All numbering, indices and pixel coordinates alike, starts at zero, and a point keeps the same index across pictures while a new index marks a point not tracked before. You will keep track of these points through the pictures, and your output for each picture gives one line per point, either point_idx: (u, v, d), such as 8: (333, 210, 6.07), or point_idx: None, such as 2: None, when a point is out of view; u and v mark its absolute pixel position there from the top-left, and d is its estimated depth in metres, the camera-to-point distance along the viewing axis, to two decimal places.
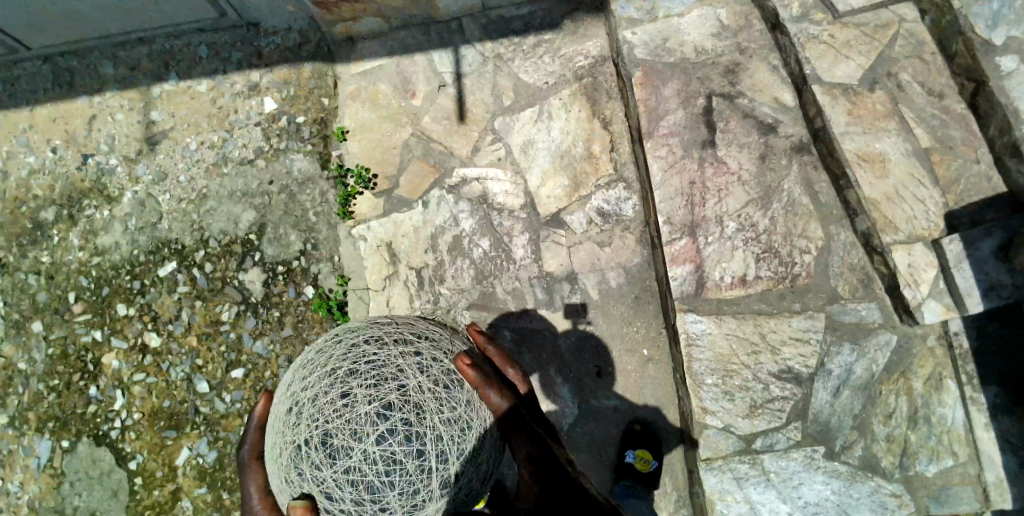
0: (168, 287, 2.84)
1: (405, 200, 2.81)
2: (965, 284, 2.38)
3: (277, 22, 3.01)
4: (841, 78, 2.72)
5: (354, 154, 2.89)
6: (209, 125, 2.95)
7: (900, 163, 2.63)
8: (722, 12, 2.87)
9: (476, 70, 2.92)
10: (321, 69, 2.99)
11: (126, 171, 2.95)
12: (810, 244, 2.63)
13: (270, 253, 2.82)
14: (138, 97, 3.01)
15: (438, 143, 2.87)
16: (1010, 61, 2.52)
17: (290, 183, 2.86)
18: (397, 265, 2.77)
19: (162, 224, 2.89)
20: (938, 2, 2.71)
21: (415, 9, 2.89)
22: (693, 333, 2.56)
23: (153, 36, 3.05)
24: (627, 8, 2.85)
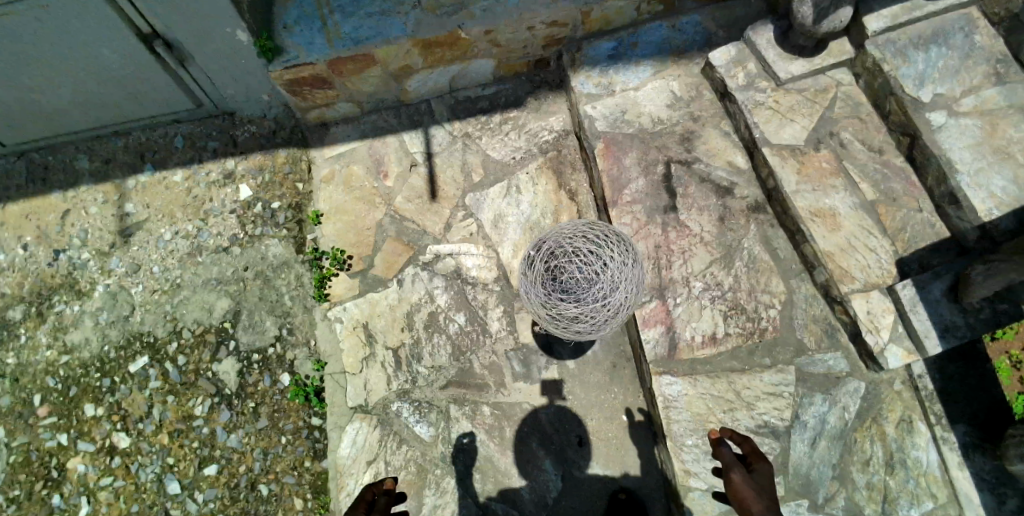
0: (139, 384, 2.79)
1: (380, 279, 2.86)
2: (922, 327, 2.52)
3: (252, 111, 3.11)
4: (787, 140, 2.90)
5: (328, 236, 2.95)
6: (184, 214, 2.99)
7: (849, 216, 2.79)
8: (674, 85, 3.08)
9: (445, 149, 3.05)
10: (295, 154, 3.09)
11: (98, 263, 2.94)
12: (774, 299, 2.73)
13: (245, 340, 2.81)
14: (112, 190, 3.05)
15: (412, 221, 2.94)
16: (938, 116, 2.78)
17: (265, 268, 2.89)
18: (374, 346, 2.78)
19: (134, 317, 2.86)
20: (869, 67, 2.94)
21: (386, 92, 3.04)
22: (670, 395, 2.60)
23: (128, 130, 3.11)
24: (586, 84, 3.03)
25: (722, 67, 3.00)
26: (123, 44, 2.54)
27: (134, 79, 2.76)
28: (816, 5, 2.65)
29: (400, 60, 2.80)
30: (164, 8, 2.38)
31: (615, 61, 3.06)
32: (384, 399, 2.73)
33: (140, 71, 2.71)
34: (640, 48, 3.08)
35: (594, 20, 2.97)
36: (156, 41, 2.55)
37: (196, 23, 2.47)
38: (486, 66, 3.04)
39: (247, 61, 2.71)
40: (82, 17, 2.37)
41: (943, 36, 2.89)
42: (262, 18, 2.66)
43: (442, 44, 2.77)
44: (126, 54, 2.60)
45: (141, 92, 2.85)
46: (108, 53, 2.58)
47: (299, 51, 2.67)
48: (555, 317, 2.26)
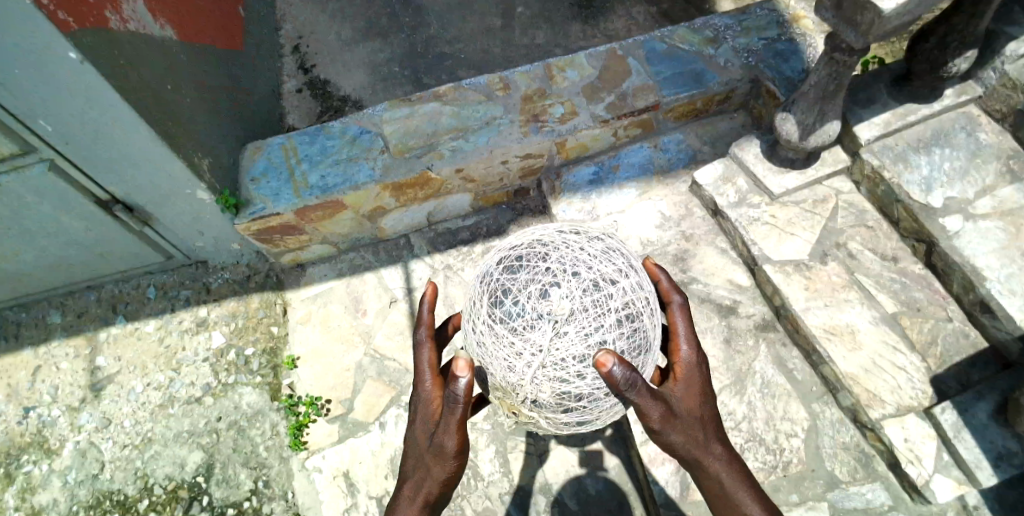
0: None
1: (361, 423, 2.67)
2: (970, 457, 2.29)
3: (223, 258, 3.07)
4: (789, 255, 2.72)
5: (306, 380, 2.79)
6: (156, 364, 2.88)
7: (871, 333, 2.58)
8: (662, 204, 2.97)
9: (426, 283, 2.95)
10: (270, 298, 3.01)
11: (68, 420, 2.80)
12: (795, 426, 2.53)
13: (218, 495, 2.60)
14: (84, 343, 2.97)
15: (392, 359, 2.79)
16: (954, 221, 2.61)
17: (239, 418, 2.72)
18: (356, 496, 2.54)
19: (103, 475, 2.68)
20: (869, 174, 2.83)
21: (360, 232, 2.99)
22: None
23: (101, 283, 3.09)
24: (567, 211, 2.93)
25: (710, 186, 2.89)
26: (82, 212, 2.54)
27: (100, 241, 2.75)
28: (800, 123, 2.56)
29: (372, 203, 2.78)
30: (117, 178, 2.42)
31: (597, 185, 2.99)
32: None
33: (108, 236, 2.72)
34: (623, 170, 3.02)
35: (571, 148, 2.95)
36: (115, 205, 2.56)
37: (159, 185, 2.50)
38: (463, 200, 2.99)
39: (214, 216, 2.71)
40: (41, 198, 2.41)
41: (944, 135, 2.81)
42: (230, 177, 2.72)
43: (411, 184, 2.75)
44: (90, 222, 2.62)
45: (108, 249, 2.82)
46: (65, 218, 2.56)
47: (266, 202, 2.65)
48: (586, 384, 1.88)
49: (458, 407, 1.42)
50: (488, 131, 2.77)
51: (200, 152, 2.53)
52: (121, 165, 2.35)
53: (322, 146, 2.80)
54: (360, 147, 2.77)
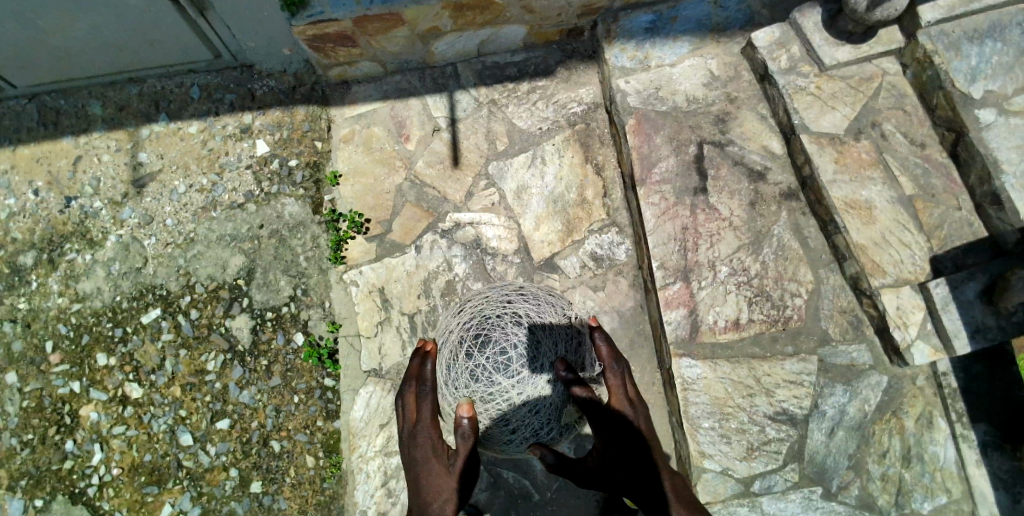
0: (152, 335, 2.77)
1: (398, 244, 2.79)
2: (953, 325, 2.44)
3: (273, 65, 3.04)
4: (827, 128, 2.79)
5: (346, 199, 2.87)
6: (199, 167, 2.95)
7: (885, 210, 2.70)
8: (712, 63, 2.97)
9: (470, 115, 2.97)
10: (315, 112, 3.02)
11: (111, 214, 2.92)
12: (801, 288, 2.65)
13: (259, 298, 2.78)
14: (125, 138, 3.02)
15: (432, 187, 2.87)
16: (988, 114, 2.68)
17: (281, 228, 2.85)
18: (390, 311, 2.70)
19: (146, 269, 2.83)
20: (919, 58, 2.82)
21: (412, 54, 2.96)
22: (689, 378, 2.54)
23: (143, 77, 3.07)
24: (621, 58, 2.91)
25: (764, 49, 2.86)
26: None
27: (148, 25, 2.72)
28: None
29: (429, 21, 2.72)
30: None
31: (652, 35, 2.95)
32: (399, 363, 2.64)
33: (158, 18, 2.68)
34: (679, 23, 2.95)
35: None
36: None
37: None
38: (518, 32, 2.93)
39: (271, 14, 2.68)
40: None
41: (1000, 29, 2.78)
42: None
43: (474, 6, 2.68)
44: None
45: (157, 38, 2.81)
46: None
47: (324, 6, 2.59)
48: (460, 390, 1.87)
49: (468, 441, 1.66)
50: None
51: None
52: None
53: None
54: None
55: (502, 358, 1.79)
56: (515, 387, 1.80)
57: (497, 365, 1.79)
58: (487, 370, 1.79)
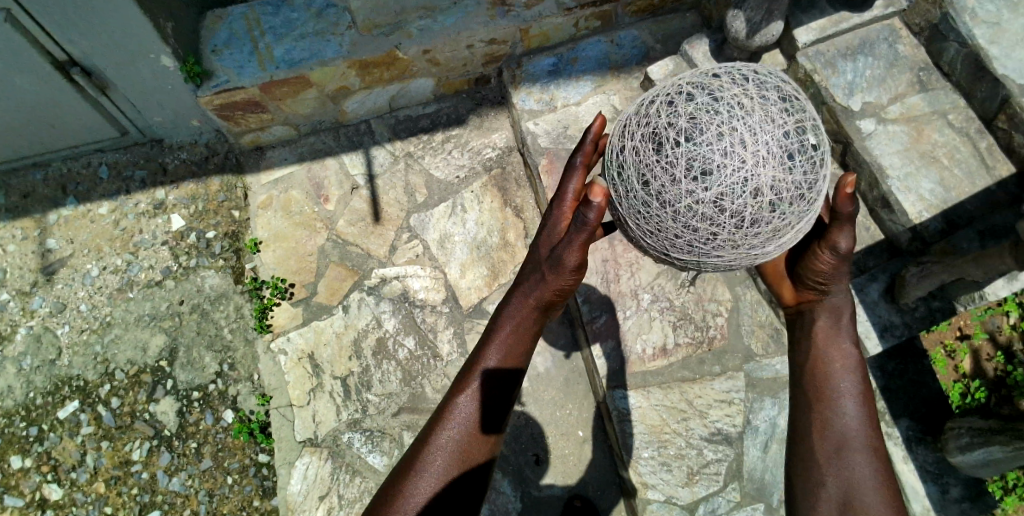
0: (70, 430, 2.63)
1: (324, 306, 2.78)
2: (862, 327, 2.61)
3: (181, 137, 3.01)
4: None
5: (268, 264, 2.85)
6: (111, 248, 2.87)
7: None
8: (615, 99, 3.08)
9: (386, 171, 3.01)
10: (230, 181, 3.00)
11: (19, 304, 2.79)
12: (721, 306, 2.77)
13: (183, 379, 2.69)
14: (32, 225, 2.91)
15: (355, 245, 2.88)
16: (867, 123, 2.91)
17: (202, 301, 2.79)
18: (320, 376, 2.68)
19: (61, 361, 2.71)
20: (802, 77, 3.04)
21: (324, 114, 3.02)
22: (623, 409, 2.59)
23: (46, 162, 2.99)
24: (527, 101, 3.02)
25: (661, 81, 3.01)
26: (35, 72, 2.46)
27: (47, 109, 2.67)
28: (749, 20, 2.75)
29: (336, 81, 2.80)
30: (73, 31, 2.32)
31: (555, 77, 3.09)
32: (333, 430, 2.62)
33: (57, 101, 2.63)
34: (580, 63, 3.11)
35: (533, 37, 3.02)
36: (74, 68, 2.50)
37: (112, 48, 2.43)
38: (426, 85, 3.05)
39: (175, 87, 2.67)
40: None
41: (869, 45, 3.04)
42: (191, 43, 2.64)
43: (379, 64, 2.78)
44: (42, 80, 2.52)
45: (59, 120, 2.75)
46: (18, 81, 2.48)
47: (230, 75, 2.65)
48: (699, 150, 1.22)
49: (586, 230, 1.28)
50: (457, 12, 2.80)
51: (161, 13, 2.41)
52: (83, 19, 2.27)
53: (286, 19, 2.78)
54: (327, 21, 2.75)
55: (766, 186, 1.22)
56: (758, 248, 1.37)
57: (732, 140, 1.20)
58: (763, 231, 1.29)
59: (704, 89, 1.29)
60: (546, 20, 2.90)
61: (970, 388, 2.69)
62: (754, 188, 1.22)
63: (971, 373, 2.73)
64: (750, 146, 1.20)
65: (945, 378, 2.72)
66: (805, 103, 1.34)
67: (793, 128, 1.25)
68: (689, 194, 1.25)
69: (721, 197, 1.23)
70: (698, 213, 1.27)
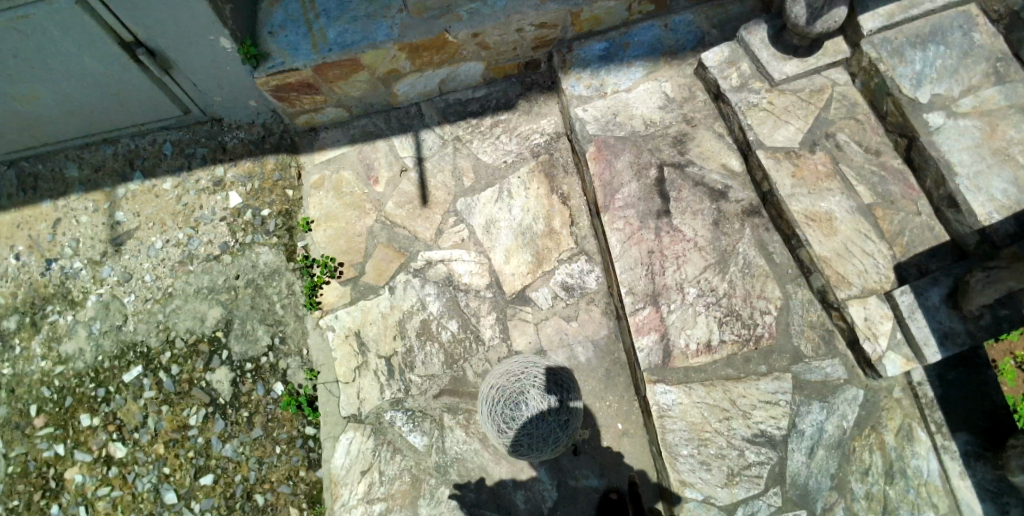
0: (133, 393, 2.78)
1: (372, 286, 2.84)
2: (921, 334, 2.49)
3: (240, 116, 3.11)
4: (782, 142, 2.84)
5: (319, 244, 2.93)
6: (174, 223, 2.99)
7: (846, 220, 2.74)
8: (666, 86, 3.04)
9: (436, 153, 3.04)
10: (284, 160, 3.08)
11: (90, 272, 2.95)
12: (770, 305, 2.70)
13: (237, 350, 2.80)
14: (102, 198, 3.07)
15: (403, 227, 2.93)
16: (936, 117, 2.76)
17: (256, 276, 2.89)
18: (367, 355, 2.75)
19: (127, 326, 2.86)
20: (865, 67, 2.91)
21: (375, 96, 3.05)
22: (664, 405, 2.58)
23: (115, 138, 3.14)
24: (577, 86, 2.99)
25: (715, 68, 2.94)
26: (105, 53, 2.57)
27: (117, 88, 2.80)
28: (810, 5, 2.64)
29: (387, 64, 2.82)
30: (141, 14, 2.41)
31: (606, 62, 3.04)
32: (377, 408, 2.69)
33: (125, 80, 2.76)
34: (632, 48, 3.06)
35: (584, 21, 2.97)
36: (139, 49, 2.59)
37: (174, 30, 2.52)
38: (476, 69, 3.05)
39: (233, 68, 2.75)
40: (63, 32, 2.43)
41: (941, 33, 2.88)
42: (249, 26, 2.72)
43: (430, 47, 2.79)
44: (112, 62, 2.64)
45: (127, 99, 2.88)
46: (90, 61, 2.61)
47: (285, 56, 2.71)
48: (531, 409, 2.31)
49: None
50: None
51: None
52: (149, 3, 2.35)
53: (340, 2, 2.82)
54: (380, 4, 2.78)
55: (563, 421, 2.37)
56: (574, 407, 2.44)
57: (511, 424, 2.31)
58: (556, 426, 2.33)
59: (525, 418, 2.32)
60: (599, 4, 2.84)
61: None
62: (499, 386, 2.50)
63: None
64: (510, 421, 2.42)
65: (1012, 391, 2.69)
66: (559, 405, 2.36)
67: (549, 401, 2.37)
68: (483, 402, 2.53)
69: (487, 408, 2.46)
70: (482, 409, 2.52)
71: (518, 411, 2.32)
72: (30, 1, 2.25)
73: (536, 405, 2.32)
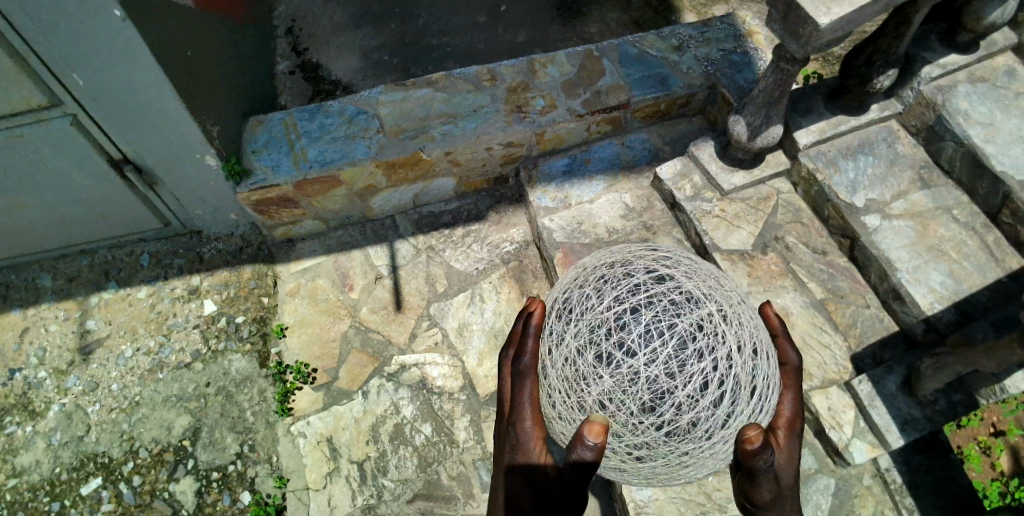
0: (90, 507, 2.64)
1: (345, 391, 2.84)
2: (883, 421, 2.59)
3: (219, 229, 3.24)
4: (736, 245, 3.06)
5: (292, 349, 2.96)
6: (146, 330, 3.01)
7: (801, 314, 2.90)
8: (626, 197, 3.28)
9: (410, 262, 3.18)
10: (261, 269, 3.17)
11: (55, 382, 2.90)
12: None
13: (204, 459, 2.71)
14: (74, 307, 3.08)
15: (377, 332, 2.99)
16: (873, 219, 3.02)
17: (227, 384, 2.87)
18: (338, 460, 2.70)
19: (89, 437, 2.78)
20: (805, 176, 3.20)
21: (351, 210, 3.22)
22: (641, 501, 2.53)
23: (95, 249, 3.22)
24: (543, 199, 3.21)
25: (669, 180, 3.21)
26: (94, 169, 2.72)
27: (101, 202, 2.91)
28: (750, 124, 2.97)
29: (364, 180, 3.02)
30: (133, 137, 2.60)
31: (569, 176, 3.29)
32: (349, 515, 2.60)
33: (111, 195, 2.88)
34: (593, 163, 3.34)
35: (548, 140, 3.25)
36: (126, 166, 2.75)
37: (162, 149, 2.69)
38: (448, 184, 3.27)
39: (216, 184, 2.90)
40: (55, 150, 2.57)
41: (869, 145, 3.22)
42: (233, 146, 2.92)
43: (404, 164, 3.01)
44: (99, 178, 2.77)
45: (109, 212, 2.99)
46: (78, 177, 2.74)
47: (267, 174, 2.89)
48: (636, 384, 1.43)
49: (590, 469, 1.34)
50: (476, 118, 3.08)
51: (209, 120, 2.70)
52: (141, 127, 2.55)
53: (321, 124, 3.06)
54: (357, 126, 3.03)
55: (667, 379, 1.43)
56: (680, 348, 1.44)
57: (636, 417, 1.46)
58: (671, 378, 1.43)
59: (634, 398, 1.44)
60: (560, 125, 3.15)
61: (1010, 488, 2.68)
62: (650, 413, 1.46)
63: (1010, 471, 2.73)
64: (671, 368, 1.42)
65: (978, 476, 2.70)
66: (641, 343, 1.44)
67: (597, 358, 1.48)
68: (721, 410, 1.49)
69: (712, 385, 1.46)
70: (753, 386, 1.55)
71: (629, 405, 1.45)
72: (27, 122, 2.41)
73: (635, 393, 1.43)
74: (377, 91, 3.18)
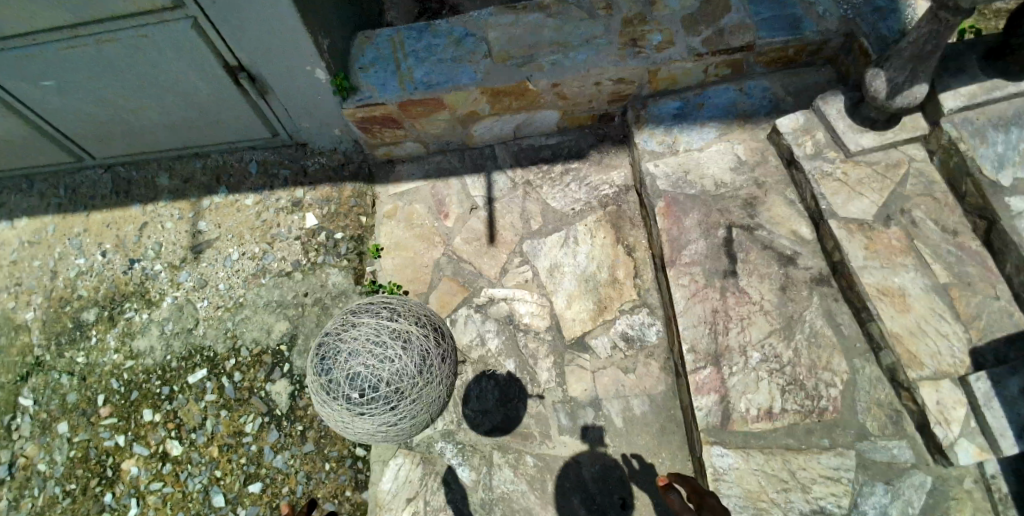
0: (196, 395, 2.86)
1: None
2: (998, 424, 2.35)
3: (324, 144, 3.30)
4: (856, 214, 2.80)
5: (387, 270, 3.03)
6: (252, 237, 3.15)
7: (919, 298, 2.64)
8: (739, 149, 3.07)
9: (506, 195, 3.14)
10: (361, 188, 3.24)
11: (169, 276, 3.12)
12: (835, 377, 2.61)
13: (299, 365, 2.88)
14: (188, 208, 3.27)
15: (468, 263, 3.00)
16: (1018, 201, 2.65)
17: (324, 296, 2.99)
18: None
19: (197, 330, 2.99)
20: (944, 145, 2.85)
21: (452, 136, 3.20)
22: (720, 468, 2.48)
23: (208, 152, 3.37)
24: (649, 141, 3.07)
25: (789, 135, 2.96)
26: (211, 74, 2.79)
27: (216, 108, 3.01)
28: (891, 80, 2.63)
29: (468, 106, 2.96)
30: (249, 42, 2.62)
31: (679, 120, 3.12)
32: (429, 437, 2.70)
33: (225, 101, 2.97)
34: (706, 110, 3.13)
35: (661, 79, 3.06)
36: (241, 73, 2.80)
37: (274, 58, 2.71)
38: (551, 117, 3.16)
39: (324, 98, 2.93)
40: (175, 52, 2.64)
41: None
42: (342, 61, 2.91)
43: (509, 93, 2.92)
44: (214, 83, 2.85)
45: (222, 118, 3.08)
46: (195, 80, 2.82)
47: (373, 91, 2.88)
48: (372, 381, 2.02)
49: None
50: (587, 49, 2.92)
51: (321, 32, 2.68)
52: (255, 31, 2.56)
53: (428, 44, 3.00)
54: (465, 49, 2.95)
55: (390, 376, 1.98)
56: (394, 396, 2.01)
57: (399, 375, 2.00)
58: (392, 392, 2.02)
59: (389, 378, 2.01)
60: (676, 64, 2.94)
61: None
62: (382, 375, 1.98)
63: None
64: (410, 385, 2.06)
65: None
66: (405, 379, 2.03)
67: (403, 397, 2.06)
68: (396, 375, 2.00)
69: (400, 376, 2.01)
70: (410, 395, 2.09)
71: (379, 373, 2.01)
72: (153, 22, 2.48)
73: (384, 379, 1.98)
74: (486, 13, 3.08)
